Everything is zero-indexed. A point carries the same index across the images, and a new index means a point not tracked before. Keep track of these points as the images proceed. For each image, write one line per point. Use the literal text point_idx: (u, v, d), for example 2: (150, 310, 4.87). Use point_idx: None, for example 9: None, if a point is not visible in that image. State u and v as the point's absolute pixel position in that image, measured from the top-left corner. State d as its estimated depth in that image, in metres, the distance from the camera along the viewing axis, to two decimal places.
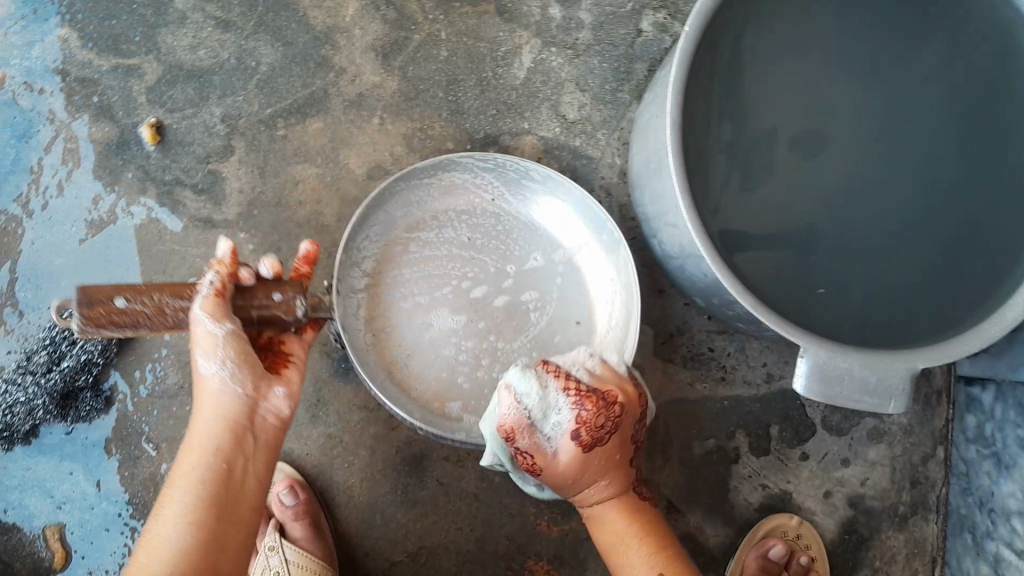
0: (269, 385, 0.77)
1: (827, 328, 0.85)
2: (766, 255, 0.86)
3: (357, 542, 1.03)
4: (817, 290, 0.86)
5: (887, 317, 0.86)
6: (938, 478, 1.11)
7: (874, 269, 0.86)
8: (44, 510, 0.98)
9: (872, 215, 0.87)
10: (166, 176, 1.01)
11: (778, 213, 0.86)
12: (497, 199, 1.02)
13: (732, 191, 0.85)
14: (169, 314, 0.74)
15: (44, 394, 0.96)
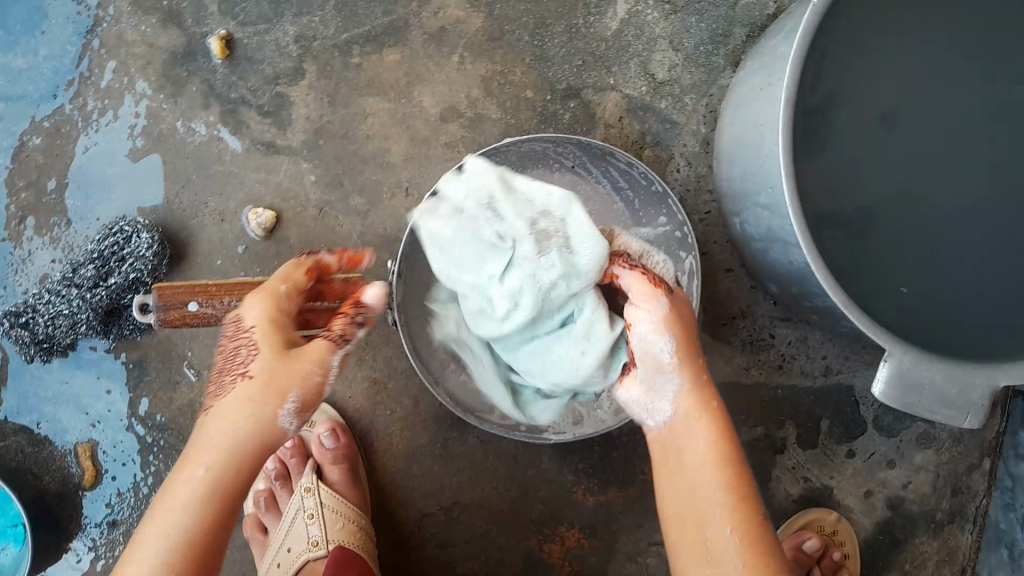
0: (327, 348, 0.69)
1: (902, 327, 0.82)
2: (845, 248, 0.83)
3: (391, 491, 1.03)
4: (888, 289, 0.83)
5: (959, 325, 0.83)
6: (981, 489, 1.09)
7: (947, 276, 0.84)
8: (77, 426, 0.97)
9: (958, 221, 0.84)
10: (232, 94, 0.96)
11: (859, 200, 0.83)
12: (576, 167, 0.98)
13: (818, 167, 0.82)
14: (236, 313, 0.82)
15: (88, 308, 0.91)
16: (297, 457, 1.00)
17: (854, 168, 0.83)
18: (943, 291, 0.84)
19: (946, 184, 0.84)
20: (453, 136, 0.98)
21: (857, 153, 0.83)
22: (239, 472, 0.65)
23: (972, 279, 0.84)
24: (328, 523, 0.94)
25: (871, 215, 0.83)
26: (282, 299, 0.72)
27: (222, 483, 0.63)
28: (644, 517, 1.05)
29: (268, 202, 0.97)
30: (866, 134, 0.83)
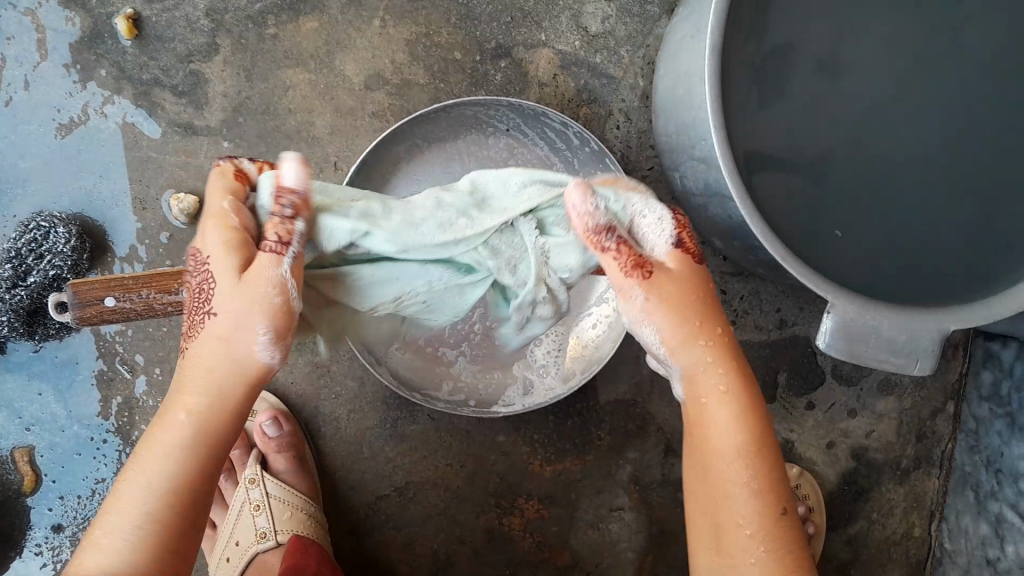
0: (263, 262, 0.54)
1: (838, 273, 0.80)
2: (788, 200, 0.80)
3: (344, 475, 1.01)
4: (822, 234, 0.81)
5: (898, 268, 0.81)
6: (945, 433, 1.08)
7: (892, 223, 0.82)
8: (12, 431, 0.94)
9: (903, 164, 0.81)
10: (144, 75, 0.92)
11: (796, 143, 0.79)
12: (511, 129, 0.94)
13: (752, 112, 0.78)
14: (160, 307, 0.73)
15: (9, 310, 0.87)
16: (241, 448, 0.98)
17: (793, 116, 0.79)
18: (888, 239, 0.82)
19: (887, 126, 0.80)
20: (380, 104, 0.94)
21: (797, 101, 0.79)
22: (199, 450, 0.55)
23: (917, 225, 0.82)
24: (276, 514, 0.92)
25: (814, 165, 0.80)
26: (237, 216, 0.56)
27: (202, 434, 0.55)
28: (604, 483, 1.03)
29: (190, 186, 0.93)
30: (804, 80, 0.79)
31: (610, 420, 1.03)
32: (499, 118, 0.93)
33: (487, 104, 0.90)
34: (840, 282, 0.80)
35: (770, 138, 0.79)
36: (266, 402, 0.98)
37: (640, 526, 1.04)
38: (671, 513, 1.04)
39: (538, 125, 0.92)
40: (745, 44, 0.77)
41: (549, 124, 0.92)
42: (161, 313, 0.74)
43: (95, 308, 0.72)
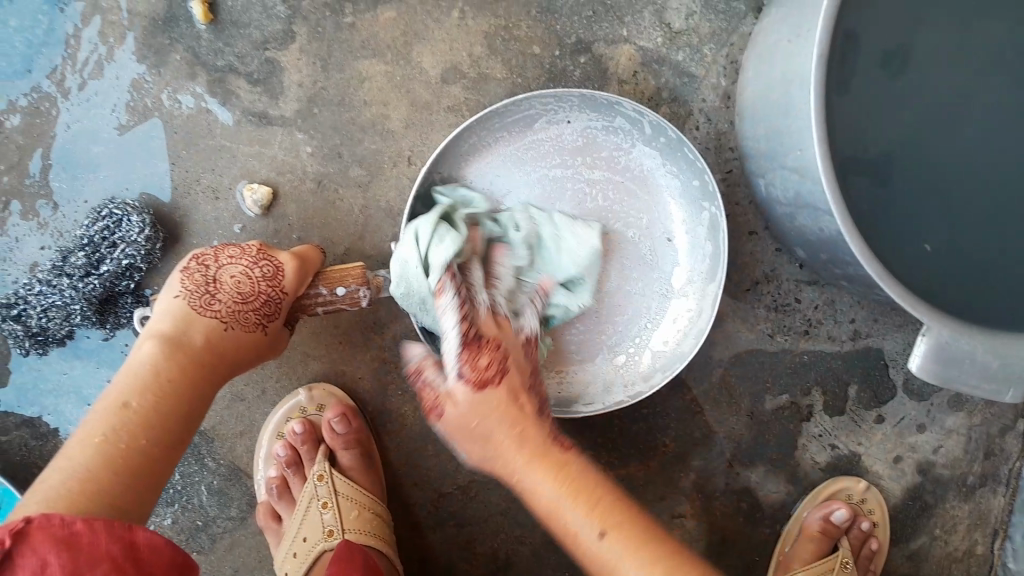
0: (225, 273, 0.79)
1: (929, 290, 0.77)
2: (880, 209, 0.76)
3: (405, 471, 1.00)
4: (914, 247, 0.77)
5: (992, 289, 0.78)
6: (1013, 451, 1.05)
7: (987, 240, 0.78)
8: (80, 417, 0.94)
9: (1003, 180, 0.78)
10: (218, 62, 0.90)
11: (891, 150, 0.76)
12: (577, 124, 0.89)
13: (851, 116, 0.75)
14: (246, 312, 0.78)
15: (82, 299, 0.86)
16: (308, 443, 0.95)
17: (890, 123, 0.76)
18: (982, 256, 0.78)
19: (984, 136, 0.77)
20: (456, 99, 0.92)
21: (891, 108, 0.76)
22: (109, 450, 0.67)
23: (1014, 241, 0.78)
24: (344, 512, 0.91)
25: (904, 171, 0.77)
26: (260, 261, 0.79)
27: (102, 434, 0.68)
28: (666, 490, 1.02)
29: (263, 176, 0.92)
30: (902, 86, 0.75)
31: (674, 427, 1.01)
32: (564, 114, 0.88)
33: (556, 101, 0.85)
34: (931, 300, 0.76)
35: (866, 144, 0.75)
36: (333, 397, 0.96)
37: (700, 534, 1.03)
38: (732, 521, 1.03)
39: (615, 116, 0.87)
40: (850, 44, 0.73)
41: (619, 116, 0.87)
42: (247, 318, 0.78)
43: (199, 266, 0.79)
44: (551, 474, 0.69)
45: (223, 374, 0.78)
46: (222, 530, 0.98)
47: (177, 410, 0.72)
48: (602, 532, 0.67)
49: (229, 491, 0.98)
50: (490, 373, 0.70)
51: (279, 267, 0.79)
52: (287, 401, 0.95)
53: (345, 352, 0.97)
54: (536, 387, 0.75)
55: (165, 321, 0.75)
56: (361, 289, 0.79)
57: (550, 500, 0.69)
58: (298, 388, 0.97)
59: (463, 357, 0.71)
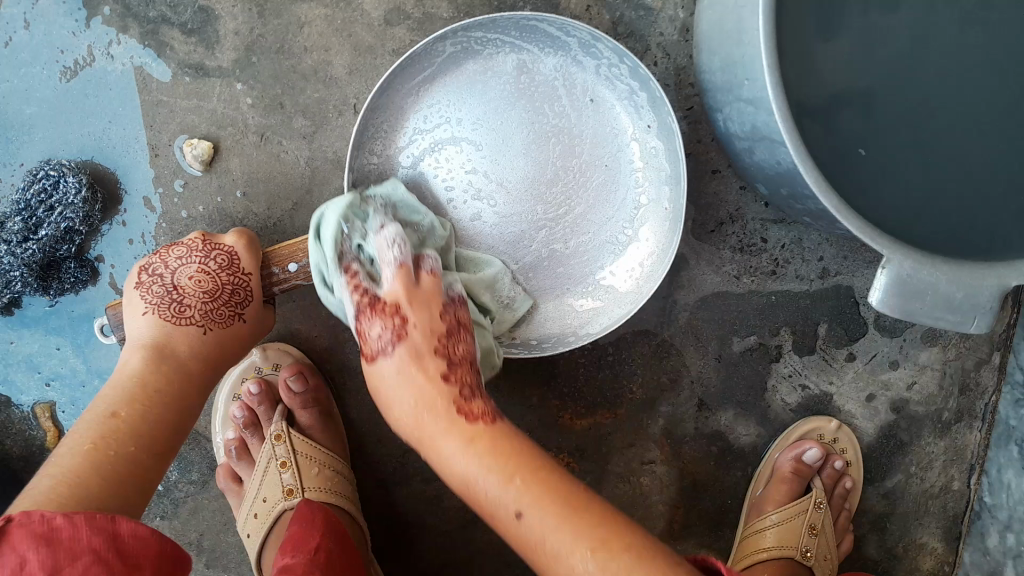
0: (177, 275, 0.75)
1: (873, 213, 0.74)
2: (828, 134, 0.74)
3: (371, 428, 0.99)
4: (858, 169, 0.75)
5: (938, 215, 0.75)
6: (989, 385, 1.03)
7: (945, 165, 0.75)
8: (31, 386, 0.92)
9: (961, 101, 0.75)
10: (150, 13, 0.86)
11: (841, 71, 0.73)
12: (513, 51, 0.83)
13: (800, 37, 0.72)
14: (222, 309, 0.75)
15: (21, 265, 0.83)
16: (265, 403, 0.93)
17: (842, 45, 0.73)
18: (930, 179, 0.75)
19: (940, 54, 0.74)
20: (401, 41, 0.88)
21: (838, 27, 0.73)
22: (98, 455, 0.65)
23: (972, 165, 0.75)
24: (303, 469, 0.89)
25: (853, 95, 0.74)
26: (212, 255, 0.75)
27: (89, 437, 0.66)
28: (636, 437, 1.01)
29: (204, 130, 0.89)
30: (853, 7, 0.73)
31: (642, 373, 0.99)
32: (498, 41, 0.82)
33: (486, 27, 0.79)
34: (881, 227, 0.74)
35: (816, 65, 0.73)
36: (289, 356, 0.95)
37: (672, 480, 1.02)
38: (703, 466, 1.02)
39: (554, 39, 0.82)
40: None
41: (551, 34, 0.82)
42: (224, 315, 0.75)
43: (150, 278, 0.75)
44: (467, 443, 0.56)
45: (210, 380, 0.76)
46: (186, 493, 0.97)
47: (167, 415, 0.71)
48: (519, 512, 0.51)
49: (190, 454, 0.97)
50: (380, 341, 0.64)
51: (231, 251, 0.75)
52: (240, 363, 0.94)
53: (302, 310, 0.95)
54: (456, 372, 0.63)
55: (140, 340, 0.73)
56: (313, 261, 0.74)
57: (467, 475, 0.55)
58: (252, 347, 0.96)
59: (361, 325, 0.66)
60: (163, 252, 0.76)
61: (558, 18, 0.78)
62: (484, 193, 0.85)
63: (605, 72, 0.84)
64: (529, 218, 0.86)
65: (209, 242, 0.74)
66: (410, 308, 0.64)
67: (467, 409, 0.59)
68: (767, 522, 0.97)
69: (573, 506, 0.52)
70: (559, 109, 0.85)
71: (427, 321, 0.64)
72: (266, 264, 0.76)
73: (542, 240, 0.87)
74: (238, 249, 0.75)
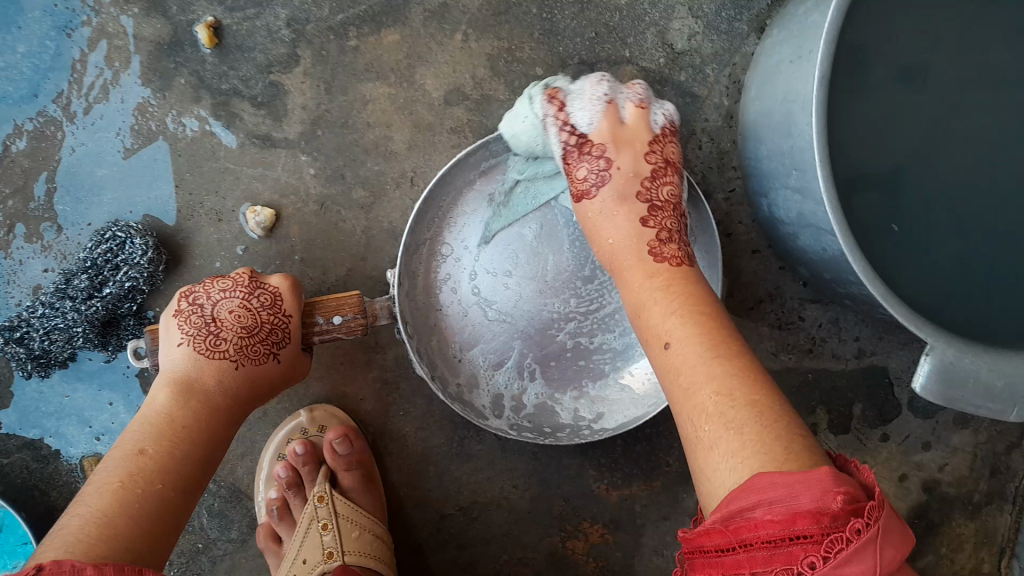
0: (223, 308, 0.82)
1: (918, 297, 0.75)
2: (878, 221, 0.75)
3: (410, 492, 1.00)
4: (905, 253, 0.76)
5: (977, 301, 0.76)
6: (1019, 469, 1.05)
7: (993, 255, 0.77)
8: (81, 440, 0.93)
9: (997, 196, 0.78)
10: (223, 85, 0.91)
11: (889, 156, 0.75)
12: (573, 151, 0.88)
13: (852, 125, 0.75)
14: (252, 347, 0.81)
15: (84, 321, 0.87)
16: (309, 464, 0.94)
17: (891, 134, 0.76)
18: (971, 268, 0.77)
19: (986, 151, 0.77)
20: (459, 120, 0.93)
21: (889, 121, 0.76)
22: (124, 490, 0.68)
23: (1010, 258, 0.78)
24: (344, 533, 0.90)
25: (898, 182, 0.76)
26: (256, 294, 0.82)
27: (118, 469, 0.70)
28: (671, 510, 1.01)
29: (268, 198, 0.92)
30: (903, 99, 0.76)
31: (677, 445, 1.01)
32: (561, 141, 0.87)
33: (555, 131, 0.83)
34: (923, 309, 0.74)
35: (865, 150, 0.75)
36: (336, 419, 0.96)
37: None
38: None
39: None
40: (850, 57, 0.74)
41: None
42: (254, 354, 0.81)
43: (192, 307, 0.82)
44: (674, 309, 0.64)
45: (234, 418, 0.81)
46: (224, 552, 0.98)
47: (195, 459, 0.75)
48: (667, 343, 0.62)
49: (230, 513, 0.98)
50: (585, 188, 0.73)
51: (275, 292, 0.83)
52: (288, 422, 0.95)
53: (349, 373, 0.98)
54: (661, 217, 0.72)
55: (172, 374, 0.78)
56: (358, 315, 0.81)
57: (675, 339, 0.61)
58: (300, 409, 0.97)
59: (568, 167, 0.74)
60: (212, 283, 0.84)
61: None
62: (522, 283, 0.90)
63: None
64: (561, 310, 0.91)
65: (256, 281, 0.82)
66: (625, 150, 0.73)
67: (661, 249, 0.70)
68: None
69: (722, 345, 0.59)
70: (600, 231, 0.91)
71: (630, 138, 0.74)
72: (310, 312, 0.82)
73: (569, 332, 0.93)
74: (279, 291, 0.82)
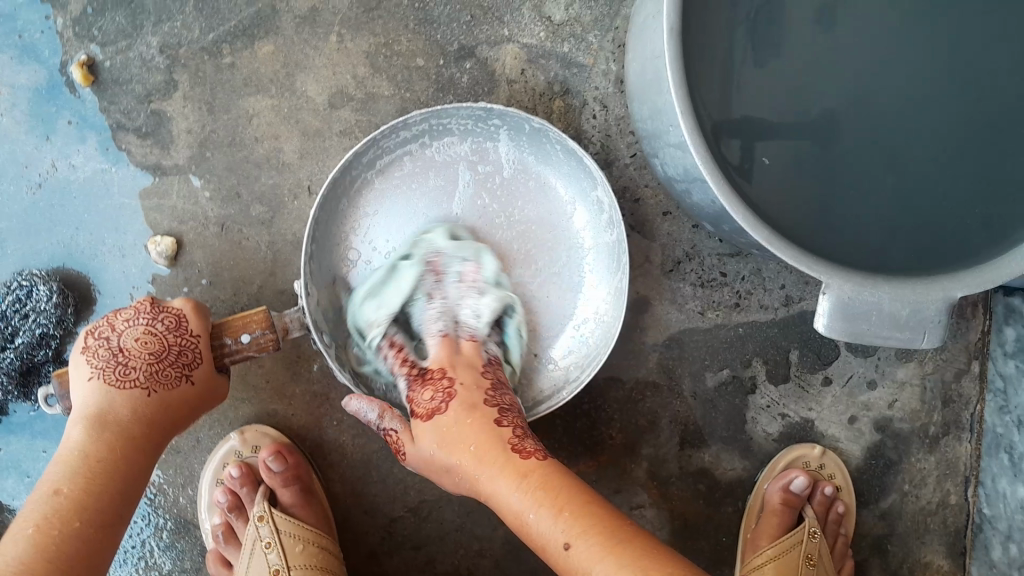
0: (129, 336, 0.77)
1: (819, 243, 0.74)
2: (772, 171, 0.74)
3: (357, 499, 0.99)
4: (805, 201, 0.74)
5: (888, 237, 0.74)
6: (972, 395, 1.03)
7: (912, 185, 0.74)
8: (21, 490, 0.94)
9: (905, 123, 0.73)
10: (106, 121, 0.91)
11: (778, 101, 0.72)
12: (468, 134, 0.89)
13: (730, 75, 0.72)
14: (164, 373, 0.76)
15: (2, 373, 0.88)
16: (248, 485, 0.94)
17: (776, 76, 0.72)
18: (880, 204, 0.74)
19: (889, 74, 0.72)
20: (347, 122, 0.92)
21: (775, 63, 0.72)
22: (42, 537, 0.65)
23: (925, 185, 0.74)
24: (288, 548, 0.90)
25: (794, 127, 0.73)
26: (162, 318, 0.78)
27: (34, 513, 0.67)
28: (621, 482, 1.01)
29: (167, 226, 0.92)
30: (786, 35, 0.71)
31: (618, 417, 1.00)
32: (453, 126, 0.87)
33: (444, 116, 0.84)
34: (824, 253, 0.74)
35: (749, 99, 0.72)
36: (267, 437, 0.96)
37: (662, 522, 1.01)
38: (693, 505, 1.01)
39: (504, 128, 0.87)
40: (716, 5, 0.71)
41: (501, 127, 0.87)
42: (168, 380, 0.76)
43: (98, 342, 0.77)
44: (552, 509, 0.61)
45: (159, 442, 0.77)
46: None
47: (117, 489, 0.71)
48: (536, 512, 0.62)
49: (181, 543, 0.98)
50: (438, 401, 0.74)
51: (179, 314, 0.78)
52: (221, 447, 0.95)
53: (277, 389, 0.97)
54: (507, 416, 0.73)
55: (83, 408, 0.74)
56: (267, 331, 0.78)
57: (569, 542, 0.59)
58: (230, 433, 0.97)
59: (416, 398, 0.76)
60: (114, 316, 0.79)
61: (504, 109, 0.83)
62: None
63: (552, 161, 0.90)
64: None
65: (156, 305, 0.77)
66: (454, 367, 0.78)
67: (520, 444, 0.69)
68: (762, 559, 0.95)
69: (574, 502, 0.62)
70: (511, 213, 0.90)
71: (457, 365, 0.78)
72: (218, 332, 0.78)
73: None
74: (182, 313, 0.78)
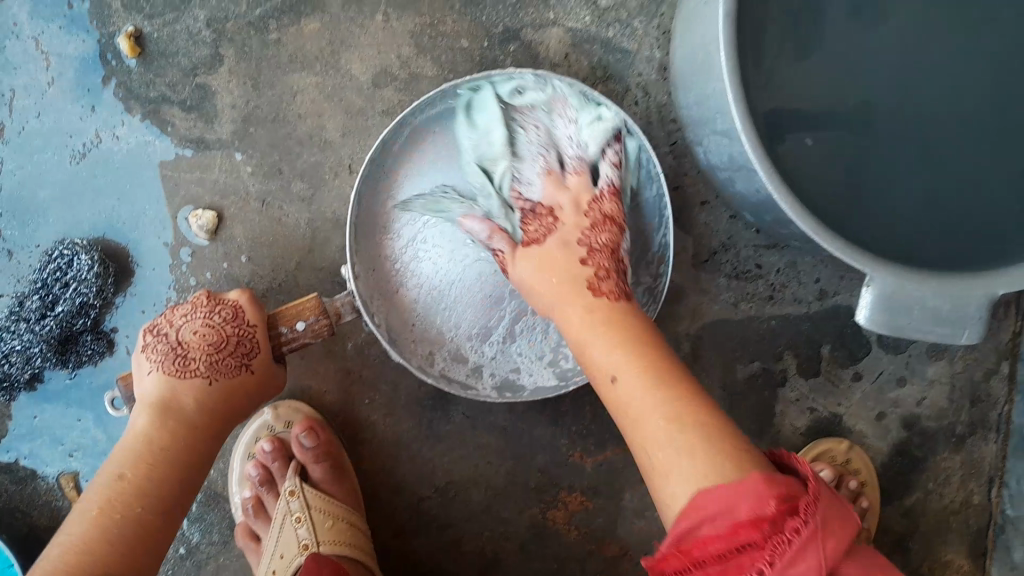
0: (190, 326, 0.77)
1: (856, 234, 0.74)
2: (808, 162, 0.75)
3: (386, 478, 1.00)
4: (839, 191, 0.75)
5: (921, 231, 0.75)
6: (1001, 395, 1.03)
7: (949, 180, 0.75)
8: (55, 458, 0.95)
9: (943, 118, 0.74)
10: (151, 93, 0.91)
11: (818, 91, 0.74)
12: None
13: (774, 63, 0.73)
14: (224, 362, 0.75)
15: (41, 341, 0.88)
16: (279, 460, 0.95)
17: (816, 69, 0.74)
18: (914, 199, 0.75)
19: (929, 70, 0.73)
20: (390, 101, 0.92)
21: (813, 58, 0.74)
22: (105, 522, 0.68)
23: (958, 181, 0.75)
24: (317, 523, 0.91)
25: (830, 119, 0.74)
26: (224, 308, 0.77)
27: (97, 497, 0.70)
28: None
29: (209, 200, 0.92)
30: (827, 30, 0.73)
31: None
32: None
33: None
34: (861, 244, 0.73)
35: (791, 88, 0.73)
36: (300, 413, 0.96)
37: None
38: None
39: None
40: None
41: None
42: (227, 369, 0.76)
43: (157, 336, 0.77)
44: (614, 342, 0.65)
45: (219, 431, 0.78)
46: (208, 555, 0.99)
47: (177, 476, 0.73)
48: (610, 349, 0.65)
49: (210, 515, 0.99)
50: (535, 237, 0.74)
51: (236, 306, 0.77)
52: (254, 421, 0.96)
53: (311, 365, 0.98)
54: (598, 258, 0.72)
55: (146, 397, 0.74)
56: (319, 318, 0.74)
57: (615, 371, 0.63)
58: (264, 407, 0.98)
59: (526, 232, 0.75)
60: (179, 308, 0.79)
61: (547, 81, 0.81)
62: None
63: None
64: None
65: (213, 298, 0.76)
66: (562, 203, 0.74)
67: (597, 286, 0.70)
68: None
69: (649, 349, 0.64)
70: None
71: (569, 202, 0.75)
72: (274, 321, 0.76)
73: None
74: (240, 305, 0.77)
